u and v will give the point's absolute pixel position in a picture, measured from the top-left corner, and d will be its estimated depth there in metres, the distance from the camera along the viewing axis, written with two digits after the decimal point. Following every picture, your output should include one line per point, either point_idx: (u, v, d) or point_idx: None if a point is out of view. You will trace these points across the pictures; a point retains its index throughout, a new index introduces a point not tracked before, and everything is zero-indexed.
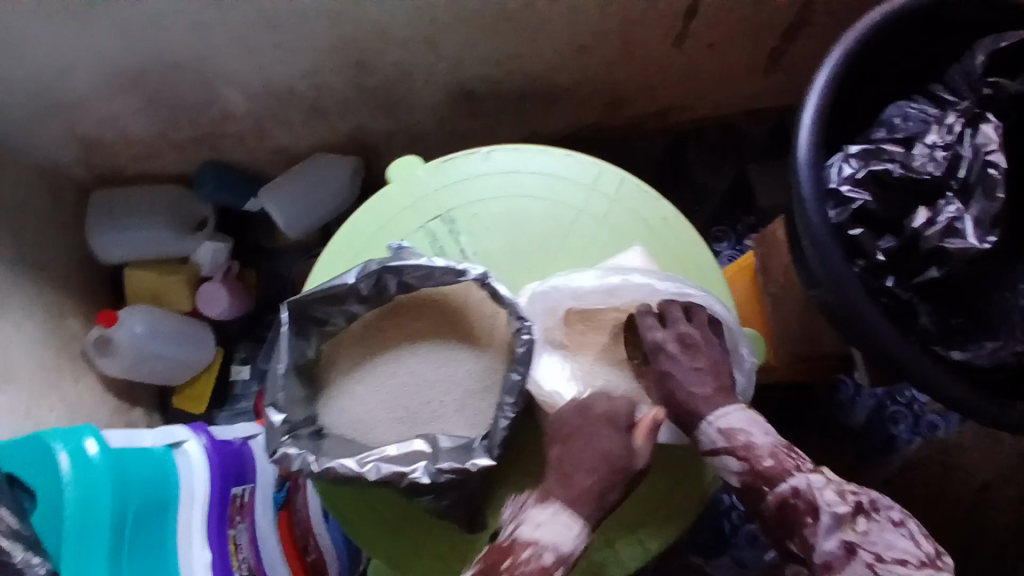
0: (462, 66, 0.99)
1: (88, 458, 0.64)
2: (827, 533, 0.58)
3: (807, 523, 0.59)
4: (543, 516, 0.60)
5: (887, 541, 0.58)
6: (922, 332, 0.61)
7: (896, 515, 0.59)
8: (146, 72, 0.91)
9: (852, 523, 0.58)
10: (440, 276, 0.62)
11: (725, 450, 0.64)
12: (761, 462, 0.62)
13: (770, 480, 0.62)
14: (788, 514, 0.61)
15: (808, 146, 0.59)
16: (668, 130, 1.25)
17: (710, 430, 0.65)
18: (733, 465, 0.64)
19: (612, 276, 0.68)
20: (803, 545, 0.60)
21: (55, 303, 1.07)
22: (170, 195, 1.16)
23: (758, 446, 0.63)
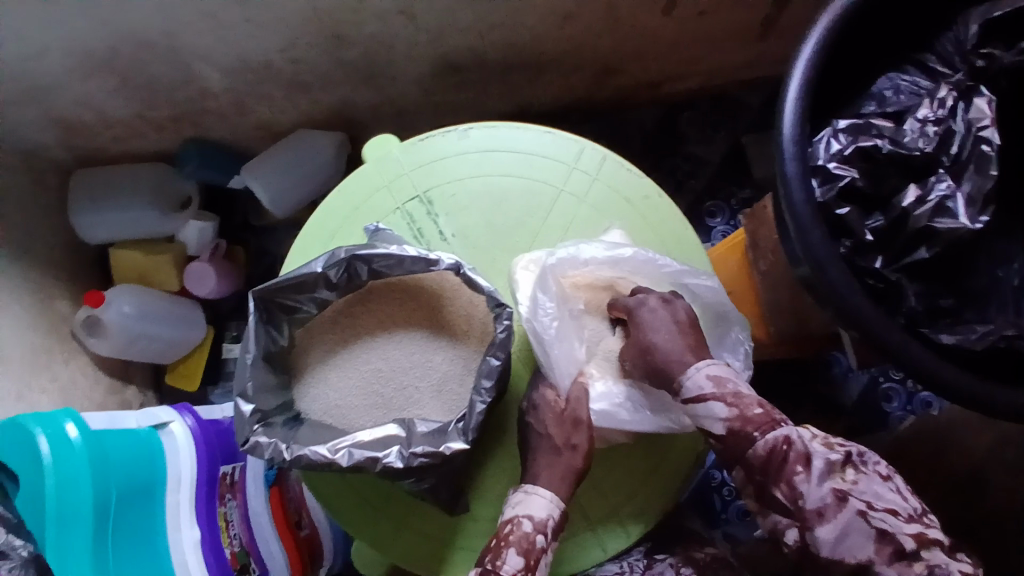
0: (443, 37, 0.97)
1: (69, 441, 0.65)
2: (818, 479, 0.55)
3: (798, 471, 0.55)
4: (517, 496, 0.65)
5: (875, 492, 0.55)
6: (910, 314, 0.59)
7: (881, 469, 0.56)
8: (118, 51, 0.89)
9: (841, 472, 0.55)
10: (411, 265, 0.62)
11: (712, 396, 0.60)
12: (750, 408, 0.59)
13: (759, 426, 0.58)
14: (776, 460, 0.56)
15: (793, 121, 0.57)
16: (659, 100, 1.22)
17: (697, 375, 0.61)
18: (719, 411, 0.60)
19: (620, 248, 0.72)
20: (790, 491, 0.55)
21: (41, 287, 1.07)
22: (153, 172, 1.15)
23: (747, 395, 0.60)
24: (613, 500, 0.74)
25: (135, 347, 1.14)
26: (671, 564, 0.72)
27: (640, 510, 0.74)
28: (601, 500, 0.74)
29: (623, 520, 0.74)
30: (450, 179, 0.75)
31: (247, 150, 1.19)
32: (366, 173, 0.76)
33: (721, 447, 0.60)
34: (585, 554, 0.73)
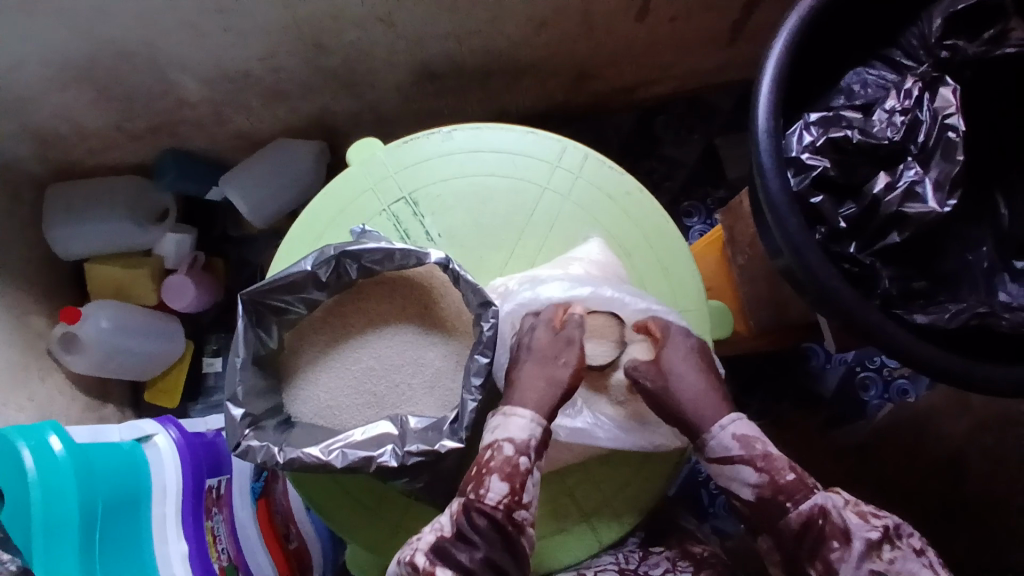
0: (422, 44, 0.98)
1: (53, 455, 0.62)
2: (854, 561, 0.55)
3: (834, 547, 0.56)
4: (497, 492, 0.56)
5: (909, 570, 0.55)
6: (883, 295, 0.60)
7: (916, 543, 0.57)
8: (95, 62, 0.88)
9: (877, 550, 0.56)
10: (400, 258, 0.62)
11: (740, 459, 0.60)
12: (783, 474, 0.59)
13: (793, 496, 0.58)
14: (811, 535, 0.57)
15: (768, 114, 0.59)
16: (634, 104, 1.25)
17: (723, 435, 0.61)
18: (748, 475, 0.60)
19: (577, 288, 0.69)
20: (826, 569, 0.56)
21: (17, 303, 1.05)
22: (130, 184, 1.14)
23: (777, 457, 0.60)
24: (606, 491, 0.74)
25: (112, 363, 1.12)
26: (667, 556, 0.72)
27: (631, 501, 0.74)
28: (595, 492, 0.74)
29: (617, 511, 0.74)
30: (434, 180, 0.76)
31: (225, 160, 1.18)
32: (352, 177, 0.75)
33: (747, 510, 0.61)
34: (582, 545, 0.73)
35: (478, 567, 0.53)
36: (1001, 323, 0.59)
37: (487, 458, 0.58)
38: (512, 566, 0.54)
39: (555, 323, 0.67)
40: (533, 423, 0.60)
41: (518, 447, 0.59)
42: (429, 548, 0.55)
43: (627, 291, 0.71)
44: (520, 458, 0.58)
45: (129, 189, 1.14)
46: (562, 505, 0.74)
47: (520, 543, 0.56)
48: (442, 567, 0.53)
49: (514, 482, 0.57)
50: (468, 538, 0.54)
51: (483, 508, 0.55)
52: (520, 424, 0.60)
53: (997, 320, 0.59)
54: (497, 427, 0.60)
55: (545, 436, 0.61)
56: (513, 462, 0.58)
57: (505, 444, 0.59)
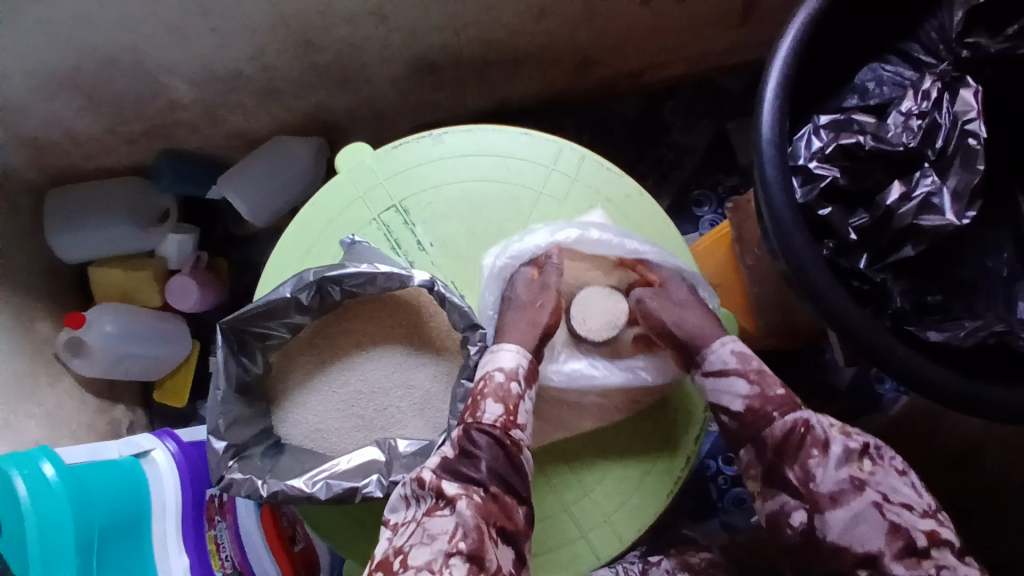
0: (417, 36, 0.95)
1: (46, 482, 0.62)
2: (832, 467, 0.58)
3: (814, 455, 0.59)
4: (494, 410, 0.57)
5: (890, 485, 0.58)
6: (894, 314, 0.56)
7: (899, 465, 0.60)
8: (83, 69, 0.87)
9: (858, 462, 0.59)
10: (384, 282, 0.60)
11: (736, 371, 0.63)
12: (772, 388, 0.62)
13: (779, 406, 0.61)
14: (794, 443, 0.59)
15: (772, 120, 0.55)
16: (641, 91, 1.21)
17: (722, 350, 0.65)
18: (741, 388, 0.63)
19: (566, 231, 0.68)
20: (803, 474, 0.59)
21: (23, 309, 1.05)
22: (126, 187, 1.13)
23: (770, 374, 0.63)
24: (606, 505, 0.69)
25: (119, 367, 1.13)
26: (668, 568, 0.72)
27: (639, 511, 0.69)
28: (593, 507, 0.69)
29: (616, 525, 0.69)
30: (426, 188, 0.73)
31: (224, 159, 1.17)
32: (341, 186, 0.73)
33: (736, 426, 0.63)
34: (576, 561, 0.69)
35: (485, 477, 0.54)
36: (1019, 342, 0.55)
37: (481, 386, 0.59)
38: (514, 477, 0.55)
39: (532, 272, 0.69)
40: (520, 354, 0.61)
41: (509, 374, 0.59)
42: (433, 468, 0.54)
43: (614, 230, 0.69)
44: (510, 384, 0.59)
45: (126, 193, 1.13)
46: (557, 517, 0.69)
47: (519, 460, 0.56)
48: (448, 482, 0.53)
49: (508, 404, 0.58)
50: (470, 453, 0.54)
51: (483, 427, 0.56)
52: (508, 355, 0.61)
53: (1015, 339, 0.55)
54: (488, 359, 0.61)
55: (531, 367, 0.61)
56: (506, 387, 0.58)
57: (496, 371, 0.59)
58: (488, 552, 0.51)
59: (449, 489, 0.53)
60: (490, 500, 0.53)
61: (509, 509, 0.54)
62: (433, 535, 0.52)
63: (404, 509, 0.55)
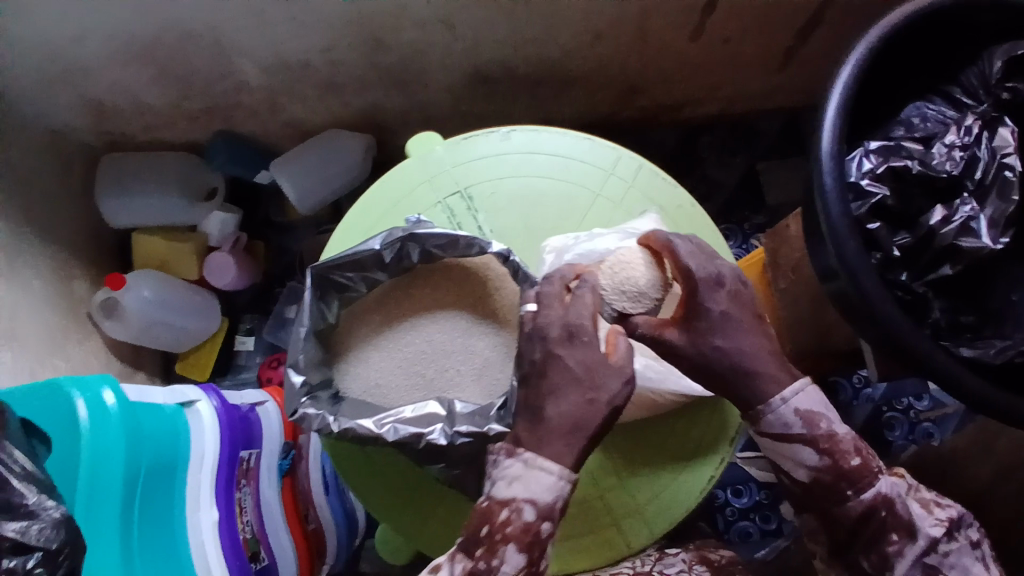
0: (478, 48, 1.02)
1: (106, 408, 0.63)
2: (912, 556, 0.62)
3: (894, 541, 0.62)
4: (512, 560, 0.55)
5: (964, 565, 0.63)
6: (934, 325, 0.61)
7: (955, 531, 0.64)
8: (162, 41, 0.93)
9: (933, 546, 0.63)
10: (465, 244, 0.65)
11: (803, 439, 0.63)
12: (848, 459, 0.63)
13: (855, 483, 0.63)
14: (874, 525, 0.62)
15: (832, 138, 0.60)
16: (678, 124, 1.28)
17: (787, 412, 0.63)
18: (809, 457, 0.63)
19: (631, 239, 0.70)
20: (880, 559, 0.63)
21: (63, 266, 1.09)
22: (181, 161, 1.18)
23: (841, 438, 0.63)
24: (639, 498, 0.72)
25: (149, 333, 1.16)
26: (685, 559, 0.73)
27: (654, 521, 0.71)
28: (625, 498, 0.72)
29: (647, 517, 0.71)
30: (490, 178, 0.76)
31: (276, 146, 1.23)
32: (409, 169, 0.77)
33: (799, 487, 0.66)
34: (609, 549, 0.72)
35: None
36: None
37: (506, 521, 0.56)
38: None
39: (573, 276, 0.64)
40: (560, 481, 0.57)
41: (540, 511, 0.56)
42: None
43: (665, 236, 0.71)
44: (543, 524, 0.56)
45: (180, 166, 1.18)
46: (591, 503, 0.72)
47: None
48: None
49: (532, 550, 0.56)
50: None
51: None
52: (544, 484, 0.57)
53: None
54: (520, 484, 0.56)
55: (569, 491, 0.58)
56: (536, 528, 0.56)
57: (529, 506, 0.56)
58: None
59: None
60: None
61: None
62: None
63: None
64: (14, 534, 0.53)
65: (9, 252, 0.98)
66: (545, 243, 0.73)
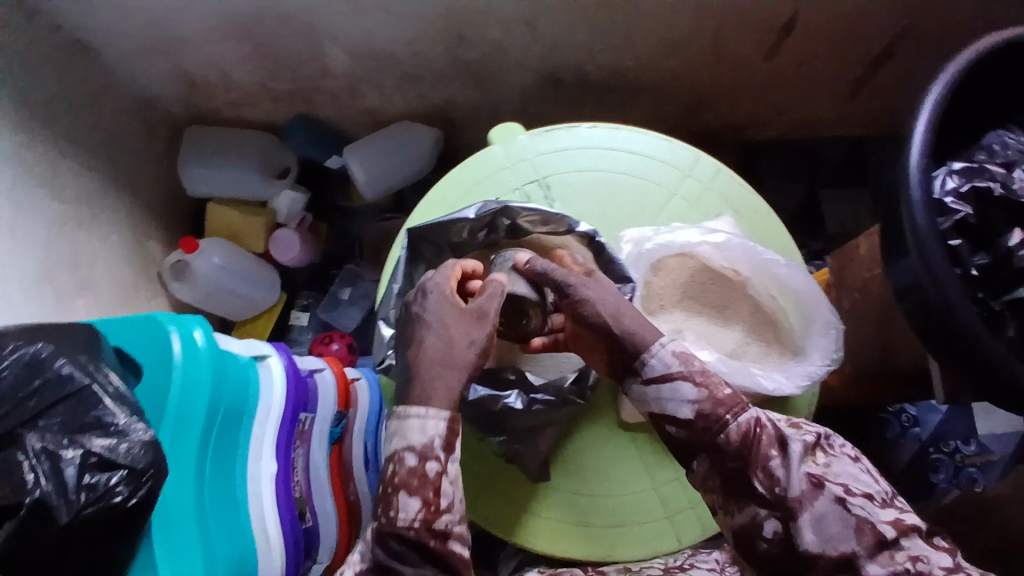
0: (556, 51, 1.06)
1: (195, 346, 0.67)
2: (795, 467, 0.56)
3: (774, 456, 0.57)
4: (409, 506, 0.56)
5: (847, 474, 0.57)
6: (1010, 343, 0.62)
7: (849, 452, 0.60)
8: (260, 20, 0.98)
9: (813, 455, 0.58)
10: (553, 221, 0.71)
11: (680, 376, 0.61)
12: (720, 388, 0.60)
13: (730, 408, 0.60)
14: (752, 442, 0.58)
15: (921, 151, 0.61)
16: (740, 144, 1.30)
17: (663, 353, 0.62)
18: (687, 393, 0.61)
19: (714, 234, 0.74)
20: (768, 479, 0.57)
21: (139, 227, 1.15)
22: (260, 140, 1.24)
23: (714, 374, 0.62)
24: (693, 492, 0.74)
25: (213, 299, 1.21)
26: (719, 560, 0.73)
27: (656, 537, 0.73)
28: (680, 492, 0.74)
29: (699, 511, 0.73)
30: (570, 169, 0.79)
31: (349, 133, 1.28)
32: (494, 154, 0.80)
33: (684, 435, 0.61)
34: (656, 541, 0.73)
35: None
36: None
37: (392, 473, 0.57)
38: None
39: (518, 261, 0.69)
40: (434, 421, 0.59)
41: (421, 454, 0.58)
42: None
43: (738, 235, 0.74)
44: (427, 463, 0.58)
45: (259, 144, 1.24)
46: (643, 492, 0.74)
47: (445, 552, 0.57)
48: None
49: (426, 493, 0.57)
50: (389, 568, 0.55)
51: (397, 528, 0.56)
52: (420, 428, 0.58)
53: None
54: (399, 436, 0.59)
55: (451, 430, 0.59)
56: (420, 471, 0.57)
57: (409, 452, 0.58)
58: None
59: None
60: None
61: None
62: None
63: None
64: (101, 450, 0.56)
65: (94, 206, 1.03)
66: (622, 233, 0.75)
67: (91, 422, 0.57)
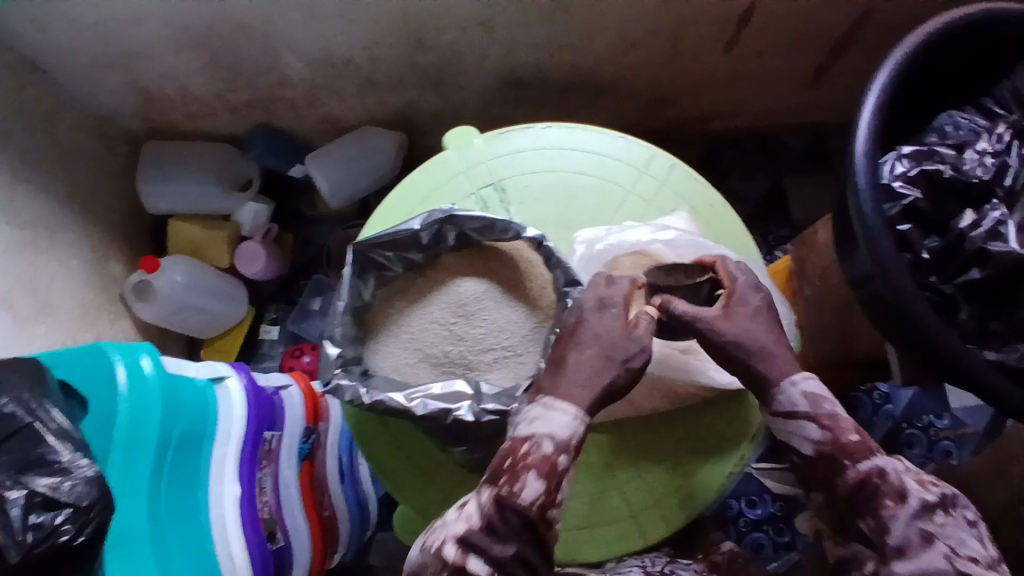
0: (515, 52, 1.05)
1: (143, 374, 0.66)
2: (907, 519, 0.55)
3: (888, 505, 0.56)
4: (530, 486, 0.56)
5: (960, 539, 0.55)
6: (963, 326, 0.62)
7: (969, 514, 0.57)
8: (213, 31, 0.96)
9: (932, 514, 0.55)
10: (500, 228, 0.68)
11: (805, 415, 0.61)
12: (846, 434, 0.60)
13: (853, 454, 0.59)
14: (868, 492, 0.57)
15: (867, 139, 0.60)
16: (706, 136, 1.29)
17: (793, 391, 0.62)
18: (811, 433, 0.61)
19: (665, 231, 0.72)
20: (876, 524, 0.56)
21: (100, 246, 1.13)
22: (220, 153, 1.21)
23: (842, 418, 0.61)
24: (657, 493, 0.72)
25: (178, 316, 1.19)
26: (697, 569, 0.72)
27: (619, 539, 0.72)
28: (643, 492, 0.72)
29: (665, 512, 0.72)
30: (525, 171, 0.78)
31: (310, 141, 1.26)
32: (449, 159, 0.79)
33: (805, 465, 0.62)
34: (622, 542, 0.73)
35: (508, 562, 0.54)
36: None
37: (525, 452, 0.57)
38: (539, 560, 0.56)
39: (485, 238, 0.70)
40: (575, 420, 0.59)
41: (558, 445, 0.58)
42: (454, 540, 0.55)
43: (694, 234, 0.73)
44: (534, 499, 0.56)
45: (221, 157, 1.21)
46: (606, 494, 0.73)
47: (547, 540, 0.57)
48: (473, 559, 0.54)
49: (550, 480, 0.57)
50: (495, 532, 0.55)
51: (518, 505, 0.55)
52: (561, 421, 0.59)
53: None
54: (538, 420, 0.59)
55: (584, 434, 0.60)
56: (553, 460, 0.57)
57: (524, 476, 0.56)
58: None
59: (472, 565, 0.54)
60: None
61: None
62: None
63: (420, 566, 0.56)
64: (45, 489, 0.55)
65: (51, 228, 1.01)
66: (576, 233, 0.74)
67: (36, 459, 0.56)
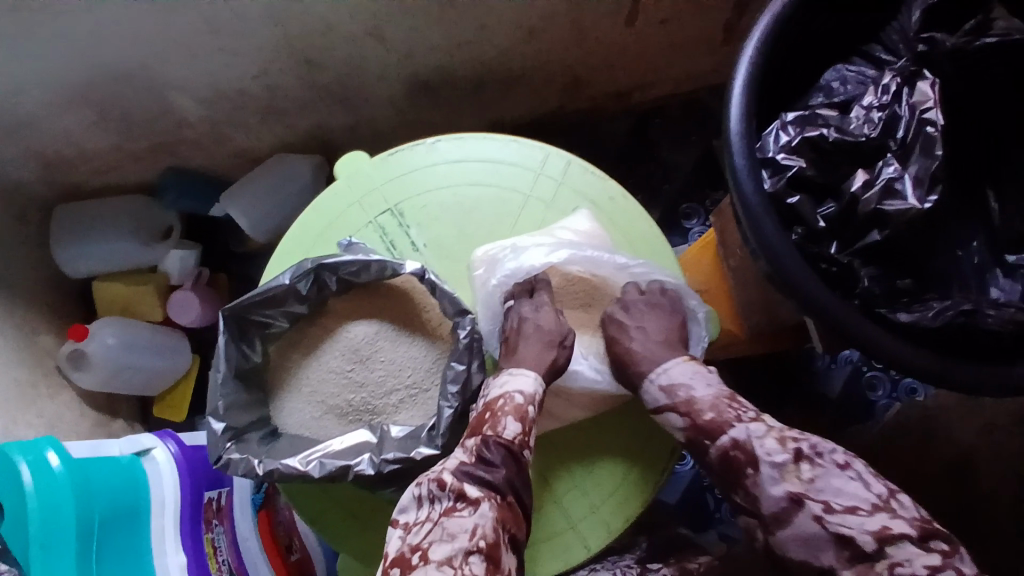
0: (414, 56, 1.01)
1: (50, 468, 0.65)
2: (773, 485, 0.59)
3: (749, 474, 0.61)
4: (510, 424, 0.62)
5: (833, 488, 0.58)
6: (863, 296, 0.59)
7: (840, 458, 0.60)
8: (95, 84, 0.91)
9: (796, 472, 0.59)
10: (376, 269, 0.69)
11: (668, 407, 0.67)
12: (702, 415, 0.65)
13: (709, 433, 0.64)
14: (732, 465, 0.62)
15: (739, 117, 0.59)
16: (630, 109, 1.26)
17: (653, 388, 0.68)
18: (676, 422, 0.67)
19: (560, 251, 0.71)
20: (747, 494, 0.62)
21: (25, 321, 1.08)
22: (132, 205, 1.17)
23: (699, 399, 0.66)
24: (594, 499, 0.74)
25: (119, 378, 1.16)
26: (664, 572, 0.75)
27: (564, 551, 0.73)
28: (579, 501, 0.73)
29: (603, 516, 0.73)
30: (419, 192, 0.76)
31: (226, 177, 1.21)
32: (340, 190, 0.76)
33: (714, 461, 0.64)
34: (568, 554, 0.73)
35: (502, 484, 0.59)
36: (984, 320, 0.58)
37: (499, 404, 0.64)
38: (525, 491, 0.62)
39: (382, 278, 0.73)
40: (537, 380, 0.66)
41: (528, 398, 0.65)
42: (452, 471, 0.59)
43: (595, 238, 0.73)
44: (481, 502, 0.58)
45: (135, 209, 1.17)
46: (544, 506, 0.73)
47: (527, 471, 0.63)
48: (468, 485, 0.58)
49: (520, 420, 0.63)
50: (490, 462, 0.60)
51: (503, 440, 0.61)
52: (526, 381, 0.66)
53: (980, 317, 0.58)
54: (507, 380, 0.66)
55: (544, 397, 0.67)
56: (525, 408, 0.64)
57: (468, 481, 0.59)
58: (503, 553, 0.57)
59: (470, 492, 0.58)
60: (506, 505, 0.59)
61: (517, 520, 0.60)
62: (452, 533, 0.56)
63: (416, 508, 0.59)
64: None
65: None
66: (473, 258, 0.73)
67: None
